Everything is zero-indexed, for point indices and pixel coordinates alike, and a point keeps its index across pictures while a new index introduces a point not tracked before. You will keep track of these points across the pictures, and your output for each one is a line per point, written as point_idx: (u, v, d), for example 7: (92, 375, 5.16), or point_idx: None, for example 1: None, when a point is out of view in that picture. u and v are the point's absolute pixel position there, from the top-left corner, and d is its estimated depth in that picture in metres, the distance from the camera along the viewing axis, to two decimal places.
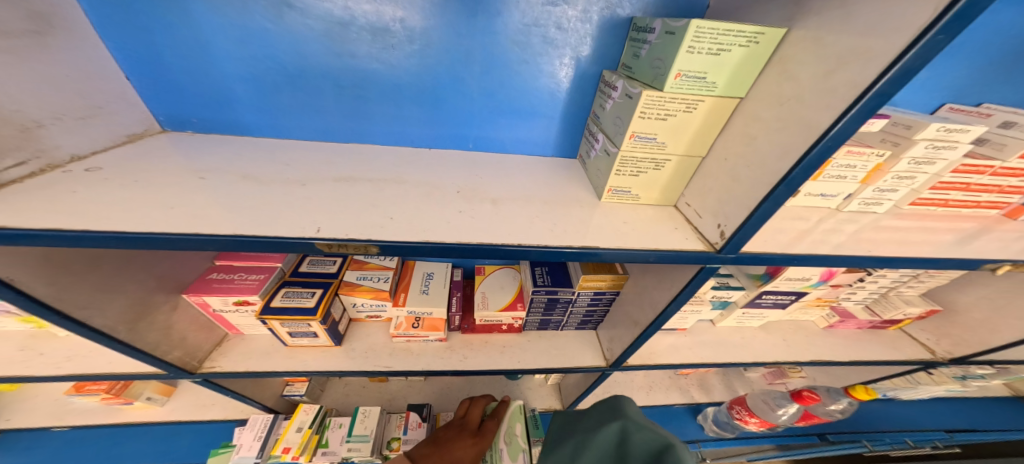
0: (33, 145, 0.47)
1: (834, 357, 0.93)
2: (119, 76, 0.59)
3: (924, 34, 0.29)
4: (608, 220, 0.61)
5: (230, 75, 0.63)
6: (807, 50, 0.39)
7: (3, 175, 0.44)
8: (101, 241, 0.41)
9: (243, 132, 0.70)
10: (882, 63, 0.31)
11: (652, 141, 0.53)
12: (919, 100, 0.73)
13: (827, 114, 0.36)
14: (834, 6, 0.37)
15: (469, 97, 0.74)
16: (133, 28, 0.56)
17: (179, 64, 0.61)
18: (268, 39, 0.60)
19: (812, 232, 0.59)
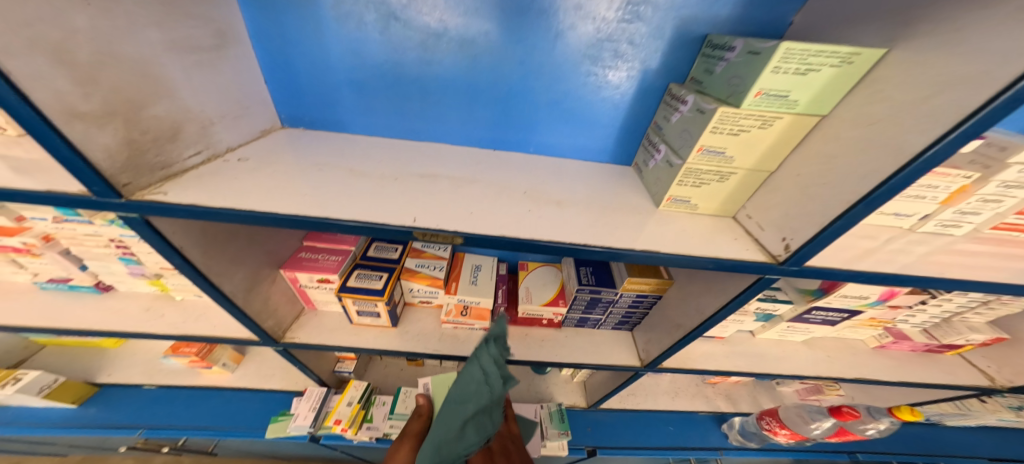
0: (205, 140, 0.62)
1: (881, 377, 0.92)
2: (260, 80, 0.76)
3: None
4: (665, 227, 0.65)
5: (340, 79, 0.78)
6: (907, 73, 0.40)
7: (187, 162, 0.60)
8: (259, 218, 0.55)
9: (340, 128, 0.85)
10: (992, 90, 0.32)
11: (720, 155, 0.56)
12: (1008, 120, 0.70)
13: (921, 138, 0.37)
14: (945, 31, 0.37)
15: (535, 103, 0.81)
16: (276, 41, 0.72)
17: (303, 69, 0.76)
18: (374, 49, 0.74)
19: (878, 251, 0.59)
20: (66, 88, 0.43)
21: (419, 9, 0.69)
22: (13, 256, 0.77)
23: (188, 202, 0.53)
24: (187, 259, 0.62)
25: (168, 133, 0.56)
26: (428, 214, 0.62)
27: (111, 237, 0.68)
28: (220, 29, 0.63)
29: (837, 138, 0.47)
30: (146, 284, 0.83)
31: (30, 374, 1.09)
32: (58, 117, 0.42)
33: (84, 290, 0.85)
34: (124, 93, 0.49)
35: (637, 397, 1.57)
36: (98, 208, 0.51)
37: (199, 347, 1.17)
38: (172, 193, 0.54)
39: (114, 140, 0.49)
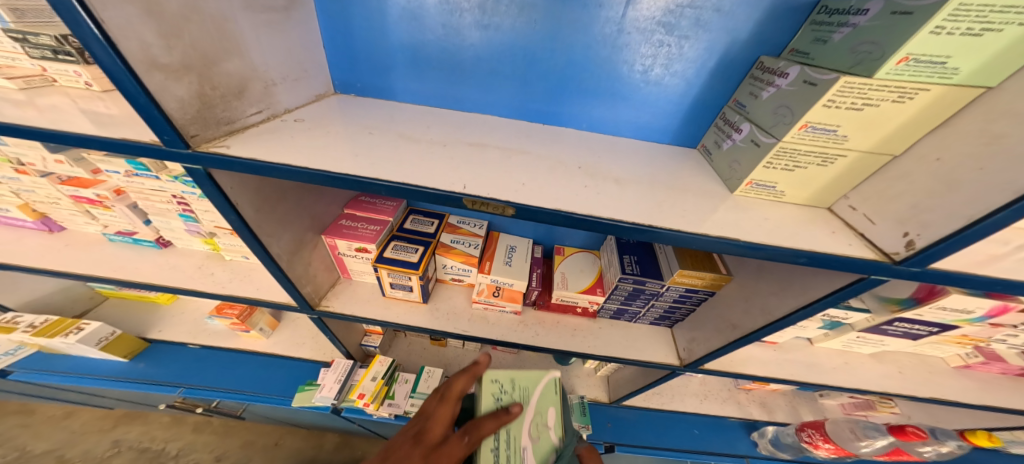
0: (267, 100, 0.60)
1: (961, 399, 0.83)
2: (319, 43, 0.74)
3: None
4: (747, 215, 0.58)
5: (396, 43, 0.74)
6: None
7: (248, 120, 0.58)
8: (318, 177, 0.53)
9: (390, 96, 0.82)
10: None
11: (829, 133, 0.49)
12: None
13: None
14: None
15: (598, 76, 0.75)
16: (335, 2, 0.70)
17: (361, 31, 0.73)
18: (431, 11, 0.69)
19: (1010, 257, 0.52)
20: (152, 41, 0.43)
21: None
22: (86, 208, 0.79)
23: (248, 156, 0.52)
24: (241, 216, 0.62)
25: (236, 88, 0.54)
26: (478, 182, 0.58)
27: (174, 193, 0.68)
28: None
29: (1013, 115, 0.39)
30: (200, 242, 0.84)
31: (92, 325, 1.14)
32: (140, 67, 0.42)
33: (145, 245, 0.87)
34: (200, 47, 0.48)
35: (664, 397, 1.53)
36: (165, 158, 0.51)
37: (241, 310, 1.20)
38: (235, 147, 0.53)
39: (187, 92, 0.48)
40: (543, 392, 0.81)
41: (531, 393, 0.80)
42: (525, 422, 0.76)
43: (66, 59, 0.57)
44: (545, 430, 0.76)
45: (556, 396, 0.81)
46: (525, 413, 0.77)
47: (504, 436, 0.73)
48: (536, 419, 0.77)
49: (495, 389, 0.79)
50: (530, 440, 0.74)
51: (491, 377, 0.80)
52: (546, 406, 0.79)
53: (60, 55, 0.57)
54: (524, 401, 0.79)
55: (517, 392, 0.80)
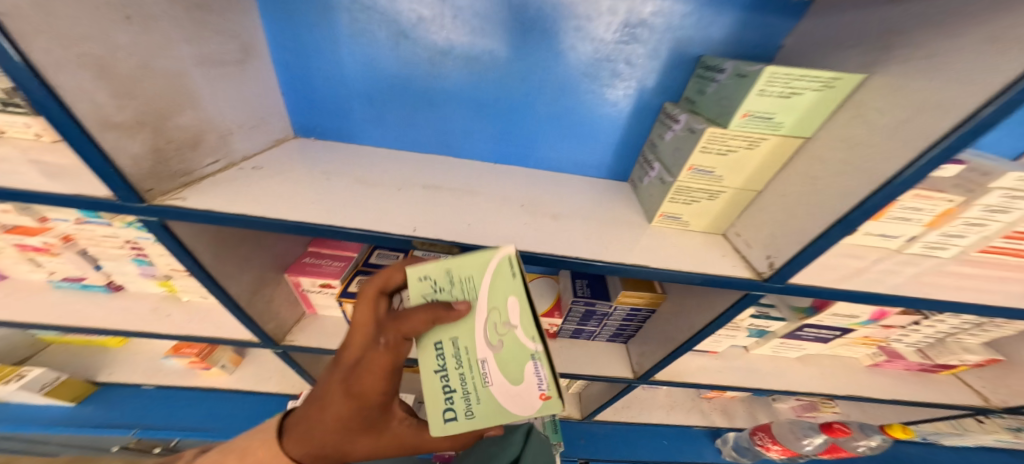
0: (223, 149, 0.66)
1: (874, 395, 0.93)
2: (277, 91, 0.79)
3: (1002, 91, 0.29)
4: (657, 242, 0.67)
5: (353, 91, 0.81)
6: (885, 96, 0.42)
7: (206, 170, 0.64)
8: (270, 225, 0.58)
9: (350, 138, 0.88)
10: (956, 118, 0.33)
11: (709, 174, 0.59)
12: (1000, 143, 0.67)
13: (893, 164, 0.39)
14: (918, 58, 0.38)
15: (538, 119, 0.85)
16: (292, 56, 0.75)
17: (318, 81, 0.79)
18: (383, 61, 0.76)
19: (868, 270, 0.62)
20: (103, 100, 0.45)
21: (427, 29, 0.72)
22: (31, 256, 0.80)
23: (202, 207, 0.56)
24: (198, 261, 0.65)
25: (191, 141, 0.60)
26: (427, 224, 0.64)
27: (128, 239, 0.71)
28: (246, 45, 0.68)
29: (821, 161, 0.50)
30: (155, 285, 0.85)
31: (35, 371, 1.11)
32: (94, 126, 0.45)
33: (96, 290, 0.88)
34: (157, 105, 0.53)
35: (633, 410, 1.57)
36: (120, 211, 0.55)
37: (200, 348, 1.19)
38: (191, 198, 0.58)
39: (141, 148, 0.52)
40: (494, 279, 0.44)
41: (476, 286, 0.45)
42: (477, 326, 0.45)
43: (17, 111, 0.58)
44: (510, 330, 0.43)
45: (518, 279, 0.43)
46: (472, 320, 0.45)
47: (450, 350, 0.46)
48: (491, 328, 0.45)
49: (426, 290, 0.46)
50: (490, 350, 0.45)
51: (416, 272, 0.46)
52: (503, 298, 0.44)
53: (11, 107, 0.58)
54: (470, 301, 0.46)
55: (458, 290, 0.46)
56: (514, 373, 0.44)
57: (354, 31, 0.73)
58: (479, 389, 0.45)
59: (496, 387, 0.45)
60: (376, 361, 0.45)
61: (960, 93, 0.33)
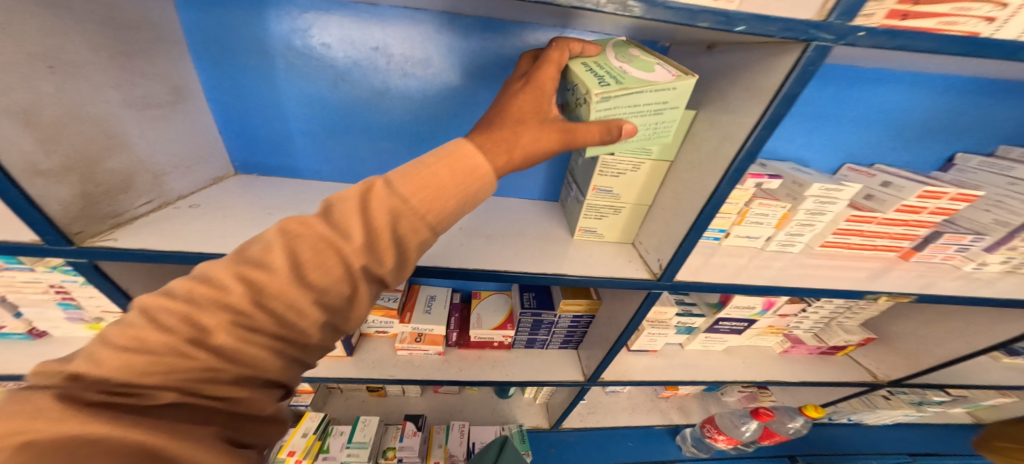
0: (157, 190, 0.67)
1: (789, 379, 1.04)
2: (215, 133, 0.79)
3: (753, 131, 0.45)
4: (580, 254, 0.74)
5: (293, 130, 0.81)
6: (706, 128, 0.55)
7: (137, 211, 0.64)
8: (195, 258, 0.59)
9: (293, 174, 0.88)
10: (734, 147, 0.49)
11: (610, 193, 0.69)
12: (822, 159, 0.89)
13: (710, 180, 0.54)
14: (716, 103, 0.54)
15: None
16: (228, 97, 0.75)
17: (257, 119, 0.79)
18: (325, 101, 0.76)
19: (747, 266, 0.75)
20: (32, 150, 0.47)
21: (364, 72, 0.73)
22: None
23: (135, 246, 0.58)
24: (129, 297, 0.67)
25: (122, 184, 0.60)
26: None
27: (51, 283, 0.70)
28: (177, 87, 0.67)
29: (678, 178, 0.62)
30: (84, 328, 0.83)
31: None
32: (20, 174, 0.46)
33: (15, 338, 0.84)
34: (86, 150, 0.54)
35: (598, 415, 1.57)
36: (47, 254, 0.55)
37: None
38: (123, 239, 0.60)
39: (70, 193, 0.53)
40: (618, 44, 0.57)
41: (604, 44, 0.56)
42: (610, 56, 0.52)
43: None
44: (638, 57, 0.51)
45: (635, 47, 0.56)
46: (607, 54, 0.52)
47: (593, 64, 0.49)
48: (623, 56, 0.51)
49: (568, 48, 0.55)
50: (625, 63, 0.49)
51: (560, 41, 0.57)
52: (628, 49, 0.54)
53: None
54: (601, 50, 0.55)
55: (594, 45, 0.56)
56: (648, 69, 0.47)
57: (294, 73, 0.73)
58: (624, 75, 0.45)
59: (637, 74, 0.46)
60: (548, 74, 0.45)
61: (732, 132, 0.49)
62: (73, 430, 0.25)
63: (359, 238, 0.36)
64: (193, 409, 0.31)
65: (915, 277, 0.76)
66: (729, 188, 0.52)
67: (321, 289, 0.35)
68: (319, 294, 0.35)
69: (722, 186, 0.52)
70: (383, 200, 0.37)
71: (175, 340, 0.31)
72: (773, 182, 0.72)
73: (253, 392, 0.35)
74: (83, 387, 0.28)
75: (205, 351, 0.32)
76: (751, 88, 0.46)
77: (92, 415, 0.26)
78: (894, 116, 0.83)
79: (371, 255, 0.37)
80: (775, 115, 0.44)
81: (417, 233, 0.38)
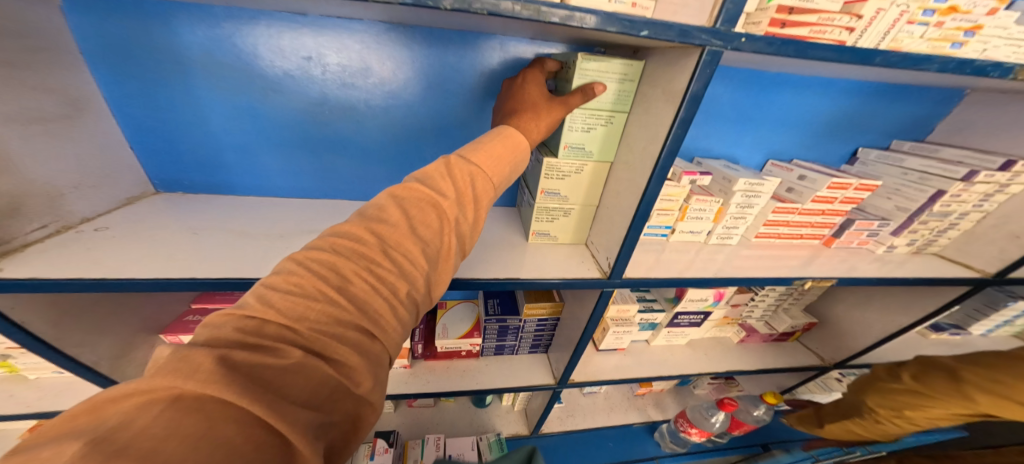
0: (54, 212, 0.59)
1: (747, 367, 1.08)
2: (125, 145, 0.71)
3: (670, 131, 0.51)
4: (534, 256, 0.74)
5: (223, 144, 0.76)
6: (635, 131, 0.62)
7: (27, 236, 0.56)
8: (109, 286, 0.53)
9: (227, 190, 0.83)
10: (657, 147, 0.54)
11: (558, 195, 0.72)
12: (751, 156, 0.96)
13: (643, 177, 0.58)
14: (642, 109, 0.60)
15: (427, 157, 0.87)
16: (141, 110, 0.69)
17: (178, 133, 0.73)
18: (257, 114, 0.74)
19: (695, 260, 0.79)
20: None
21: (298, 83, 0.72)
22: None
23: (27, 275, 0.51)
24: (30, 334, 0.57)
25: (6, 210, 0.53)
26: None
27: None
28: (71, 97, 0.60)
29: (618, 179, 0.67)
30: None
31: None
32: None
33: None
34: None
35: (577, 417, 1.54)
36: None
37: None
38: (11, 267, 0.52)
39: None
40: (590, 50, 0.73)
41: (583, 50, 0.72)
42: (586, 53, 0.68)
43: None
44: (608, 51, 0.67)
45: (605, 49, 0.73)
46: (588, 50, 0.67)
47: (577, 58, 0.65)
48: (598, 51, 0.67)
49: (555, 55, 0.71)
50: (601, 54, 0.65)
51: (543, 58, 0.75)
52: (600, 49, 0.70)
53: None
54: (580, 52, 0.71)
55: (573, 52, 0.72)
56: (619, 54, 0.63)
57: (214, 83, 0.70)
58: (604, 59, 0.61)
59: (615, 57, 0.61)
60: (534, 75, 0.62)
61: (654, 134, 0.55)
62: (210, 387, 0.22)
63: (453, 193, 0.43)
64: (317, 374, 0.28)
65: (838, 262, 0.83)
66: (659, 184, 0.57)
67: (426, 240, 0.40)
68: (425, 244, 0.40)
69: (653, 183, 0.57)
70: (461, 164, 0.44)
71: (323, 286, 0.32)
72: (704, 179, 0.78)
73: (365, 363, 0.32)
74: (236, 342, 0.27)
75: (345, 301, 0.33)
76: (665, 94, 0.53)
77: (235, 376, 0.24)
78: (810, 117, 0.91)
79: (461, 208, 0.44)
80: (686, 116, 0.50)
81: (487, 187, 0.46)
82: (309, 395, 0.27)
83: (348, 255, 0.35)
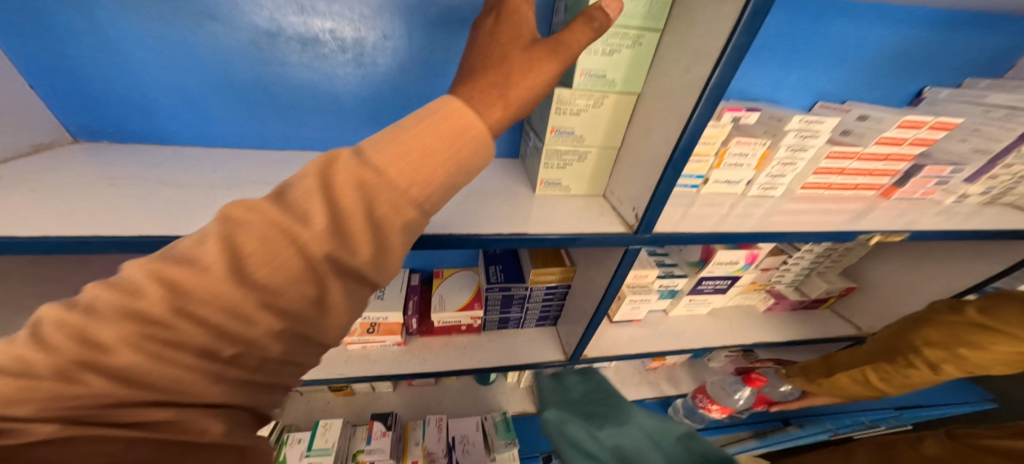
0: None
1: (776, 337, 0.98)
2: (20, 78, 0.55)
3: (731, 37, 0.38)
4: (542, 210, 0.62)
5: (153, 85, 0.61)
6: (675, 49, 0.48)
7: None
8: None
9: (166, 141, 0.67)
10: (710, 62, 0.41)
11: (572, 135, 0.60)
12: (793, 98, 0.82)
13: (687, 104, 0.45)
14: (686, 18, 0.46)
15: (409, 100, 0.72)
16: (33, 34, 0.53)
17: (90, 68, 0.58)
18: (191, 49, 0.59)
19: (728, 216, 0.66)
20: None
21: (241, 6, 0.57)
22: None
23: None
24: None
25: None
26: None
27: None
28: None
29: (648, 114, 0.54)
30: None
31: None
32: None
33: None
34: None
35: None
36: None
37: None
38: None
39: None
40: None
41: None
42: None
43: None
44: None
45: None
46: None
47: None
48: None
49: None
50: None
51: None
52: None
53: None
54: None
55: None
56: None
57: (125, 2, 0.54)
58: None
59: None
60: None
61: (706, 45, 0.42)
62: None
63: (323, 222, 0.26)
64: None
65: (896, 215, 0.71)
66: (709, 110, 0.44)
67: (273, 289, 0.25)
68: (272, 295, 0.25)
69: (701, 109, 0.44)
70: (349, 172, 0.27)
71: (62, 364, 0.20)
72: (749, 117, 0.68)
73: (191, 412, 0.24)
74: None
75: (110, 376, 0.21)
76: None
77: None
78: (868, 50, 0.77)
79: (340, 240, 0.26)
80: (757, 12, 0.36)
81: (401, 214, 0.28)
82: (152, 458, 0.22)
83: (155, 312, 0.22)
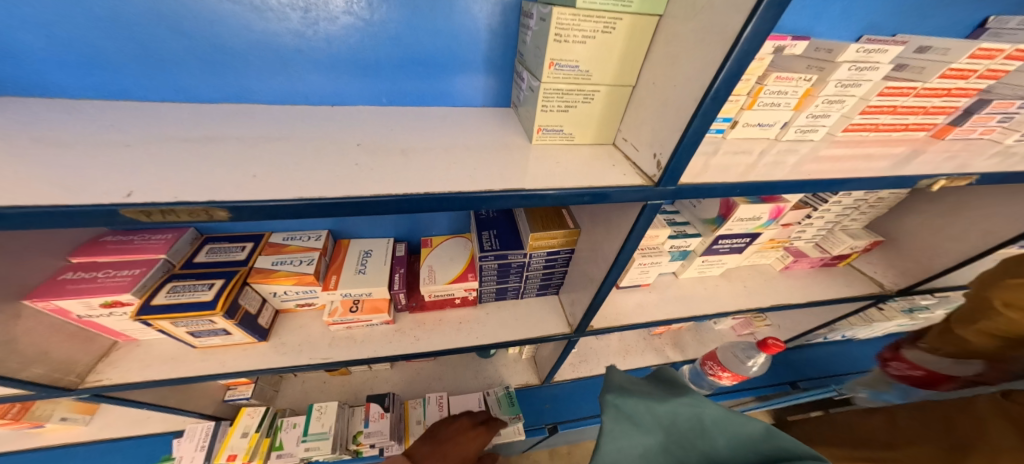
0: None
1: (794, 298, 0.92)
2: None
3: None
4: (541, 161, 0.52)
5: (21, 20, 0.47)
6: None
7: None
8: None
9: (61, 94, 0.54)
10: None
11: (576, 70, 0.48)
12: (835, 27, 0.69)
13: (736, 17, 0.33)
14: None
15: (368, 40, 0.59)
16: None
17: None
18: None
19: (757, 165, 0.56)
20: None
21: None
22: None
23: None
24: None
25: None
26: (175, 182, 0.37)
27: None
28: None
29: (675, 38, 0.43)
30: None
31: None
32: None
33: None
34: None
35: (590, 363, 1.41)
36: None
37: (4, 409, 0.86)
38: None
39: None
40: None
41: None
42: None
43: None
44: None
45: None
46: None
47: None
48: None
49: None
50: None
51: None
52: None
53: None
54: None
55: None
56: None
57: None
58: None
59: None
60: None
61: None
62: None
63: None
64: None
65: (947, 158, 0.61)
66: (771, 19, 0.32)
67: None
68: None
69: (758, 22, 0.32)
70: None
71: None
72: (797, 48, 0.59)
73: None
74: None
75: None
76: None
77: None
78: None
79: None
80: None
81: None
82: None
83: None
